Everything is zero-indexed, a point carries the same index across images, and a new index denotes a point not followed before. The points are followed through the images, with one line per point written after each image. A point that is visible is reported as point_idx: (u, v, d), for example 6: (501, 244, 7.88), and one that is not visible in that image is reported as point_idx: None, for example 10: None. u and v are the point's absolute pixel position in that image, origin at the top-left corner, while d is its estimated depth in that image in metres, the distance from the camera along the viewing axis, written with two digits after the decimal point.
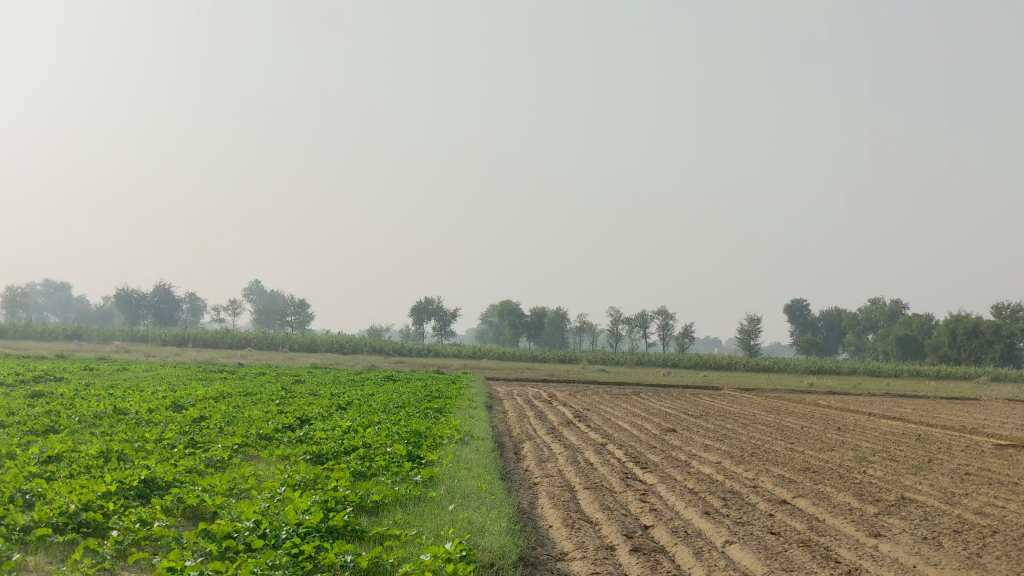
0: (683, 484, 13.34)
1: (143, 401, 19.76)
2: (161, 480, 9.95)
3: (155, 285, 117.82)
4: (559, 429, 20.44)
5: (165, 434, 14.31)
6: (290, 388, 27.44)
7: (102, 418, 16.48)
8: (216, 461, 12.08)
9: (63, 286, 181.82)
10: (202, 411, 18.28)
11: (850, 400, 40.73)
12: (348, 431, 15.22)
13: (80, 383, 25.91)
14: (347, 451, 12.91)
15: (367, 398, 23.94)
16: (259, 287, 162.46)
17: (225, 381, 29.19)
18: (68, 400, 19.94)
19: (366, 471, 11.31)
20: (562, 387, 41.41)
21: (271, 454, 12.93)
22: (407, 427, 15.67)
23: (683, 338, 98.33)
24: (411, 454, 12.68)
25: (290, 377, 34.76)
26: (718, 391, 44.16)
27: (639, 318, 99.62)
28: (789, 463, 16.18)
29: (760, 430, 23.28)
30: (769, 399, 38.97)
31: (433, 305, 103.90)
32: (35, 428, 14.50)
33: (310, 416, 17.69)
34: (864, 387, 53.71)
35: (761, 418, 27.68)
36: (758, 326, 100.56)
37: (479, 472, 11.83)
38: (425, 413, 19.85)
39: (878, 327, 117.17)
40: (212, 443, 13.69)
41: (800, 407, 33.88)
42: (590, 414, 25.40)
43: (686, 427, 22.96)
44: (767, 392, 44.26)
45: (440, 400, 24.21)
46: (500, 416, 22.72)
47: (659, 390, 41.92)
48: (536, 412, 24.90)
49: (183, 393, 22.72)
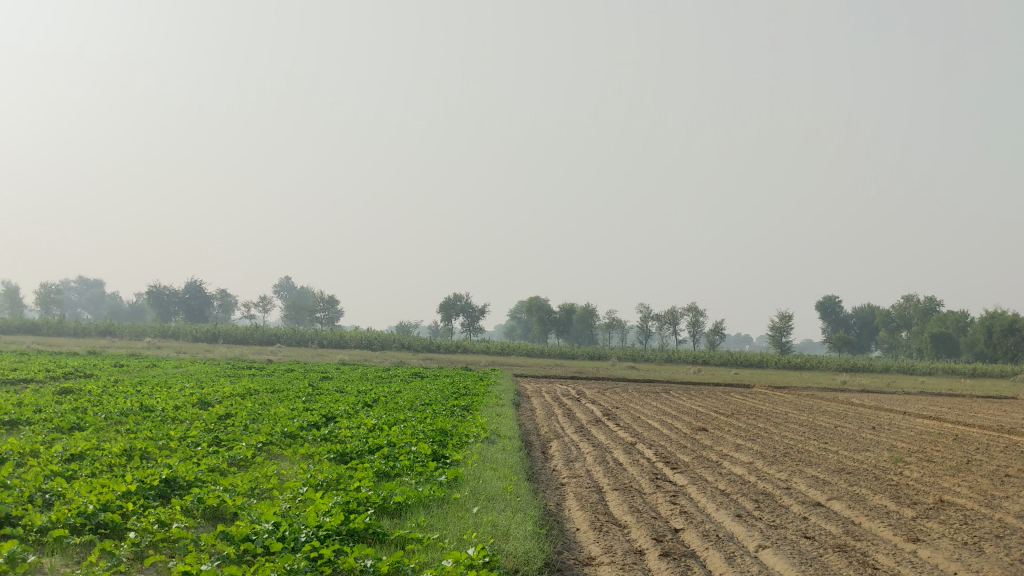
0: (714, 485, 13.04)
1: (170, 398, 19.73)
2: (182, 479, 9.81)
3: (187, 282, 118.76)
4: (587, 428, 20.19)
5: (189, 431, 14.22)
6: (316, 384, 27.36)
7: (129, 415, 16.44)
8: (239, 459, 11.96)
9: (97, 283, 184.05)
10: (228, 408, 18.21)
11: (885, 398, 40.07)
12: (373, 430, 15.06)
13: (110, 379, 26.00)
14: (371, 450, 12.76)
15: (394, 395, 23.78)
16: (290, 283, 163.46)
17: (254, 377, 29.19)
18: (96, 396, 19.96)
19: (390, 471, 11.14)
20: (591, 384, 41.11)
21: (295, 453, 12.81)
22: (433, 426, 15.49)
23: (714, 335, 97.61)
24: (436, 453, 12.48)
25: (319, 372, 34.75)
26: (749, 389, 43.58)
27: (669, 314, 99.03)
28: (823, 464, 15.82)
29: (793, 429, 22.88)
30: (802, 397, 38.42)
31: (461, 301, 103.88)
32: (61, 425, 14.49)
33: (336, 414, 17.55)
34: (899, 385, 52.89)
35: (794, 416, 27.23)
36: (790, 323, 99.58)
37: (505, 472, 11.61)
38: (452, 411, 19.65)
39: (912, 324, 115.60)
40: (236, 441, 13.58)
41: (834, 405, 33.34)
42: (620, 412, 25.11)
43: (718, 425, 22.60)
44: (799, 390, 43.68)
45: (467, 397, 23.99)
46: (528, 414, 22.49)
47: (690, 388, 41.52)
48: (564, 410, 24.65)
49: (210, 389, 22.70)
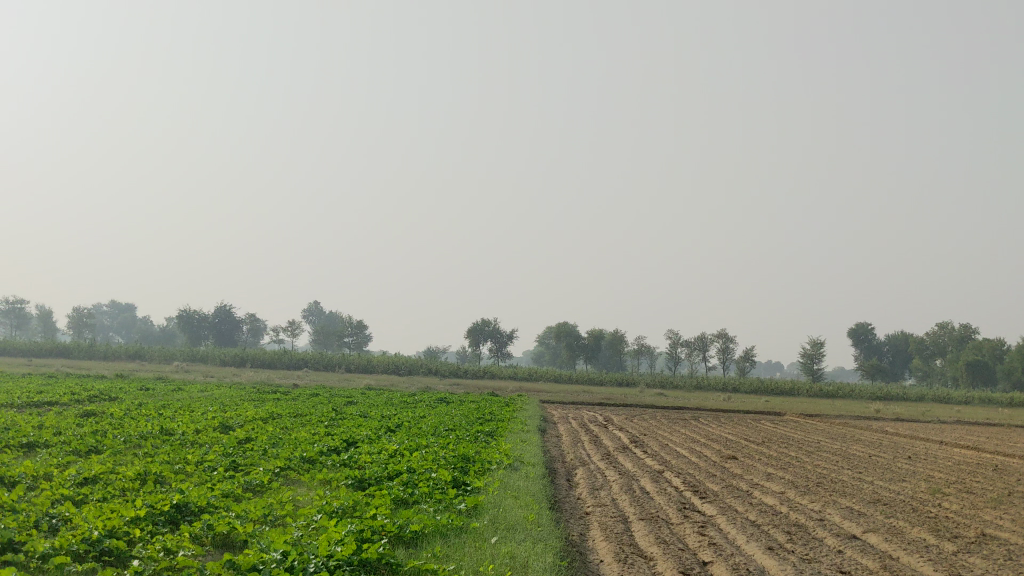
0: (745, 515, 12.58)
1: (192, 422, 19.53)
2: (194, 505, 9.54)
3: (217, 306, 119.45)
4: (614, 455, 19.78)
5: (207, 455, 14.00)
6: (341, 408, 27.12)
7: (148, 439, 16.24)
8: (255, 485, 11.68)
9: (129, 305, 186.13)
10: (249, 432, 17.99)
11: (921, 427, 39.15)
12: (394, 456, 14.75)
13: (135, 402, 25.82)
14: (391, 476, 12.46)
15: (418, 420, 23.50)
16: (318, 308, 164.23)
17: (278, 401, 29.05)
18: (118, 420, 19.76)
19: (408, 498, 10.82)
20: (620, 411, 40.49)
21: (312, 479, 12.51)
22: (455, 452, 15.19)
23: (744, 362, 96.51)
24: (456, 480, 12.15)
25: (344, 397, 34.53)
26: (780, 417, 42.83)
27: (698, 341, 98.09)
28: (858, 495, 15.30)
29: (825, 457, 22.30)
30: (835, 425, 37.68)
31: (489, 327, 103.53)
32: (78, 449, 14.30)
33: (357, 439, 17.25)
34: (934, 414, 51.89)
35: (827, 445, 26.57)
36: (821, 350, 98.25)
37: (526, 500, 11.22)
38: (476, 436, 19.33)
39: (946, 352, 113.77)
40: (254, 466, 13.32)
41: (868, 434, 32.59)
42: (648, 439, 24.65)
43: (748, 454, 22.06)
44: (833, 419, 42.81)
45: (492, 423, 23.62)
46: (554, 441, 22.09)
47: (720, 415, 40.74)
48: (590, 437, 24.23)
49: (234, 413, 22.51)
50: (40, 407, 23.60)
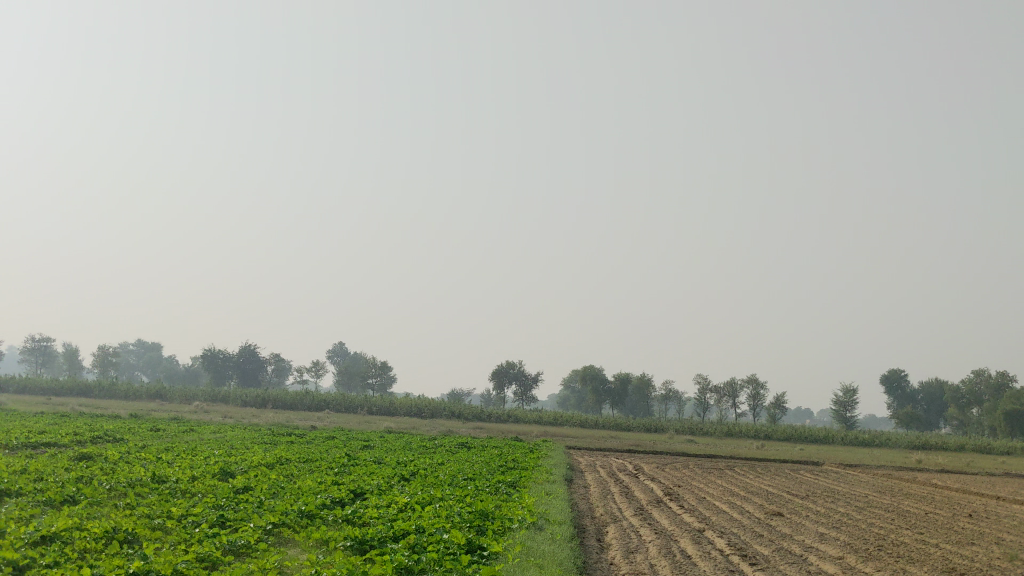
0: None
1: (189, 468, 17.97)
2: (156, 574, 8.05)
3: (242, 345, 118.61)
4: (647, 509, 18.10)
5: (196, 508, 12.52)
6: (355, 454, 25.46)
7: (135, 487, 14.76)
8: (239, 546, 10.10)
9: (155, 345, 186.01)
10: (248, 480, 16.46)
11: (969, 480, 36.84)
12: (405, 510, 13.16)
13: (139, 445, 24.41)
14: (396, 537, 10.84)
15: (434, 467, 21.96)
16: (343, 348, 163.16)
17: (289, 445, 27.60)
18: (111, 464, 18.28)
19: (413, 566, 9.24)
20: (648, 458, 38.70)
21: (308, 538, 10.99)
22: (472, 506, 13.61)
23: (774, 410, 93.89)
24: (472, 542, 10.53)
25: (360, 440, 33.02)
26: (818, 466, 41.00)
27: (727, 386, 95.48)
28: (927, 562, 13.51)
29: (879, 515, 20.36)
30: (879, 477, 35.42)
31: (514, 369, 101.74)
32: (50, 498, 12.80)
33: (366, 490, 15.70)
34: (978, 465, 49.12)
35: (876, 499, 24.53)
36: (853, 398, 95.44)
37: (553, 572, 9.56)
38: (497, 488, 17.74)
39: (983, 401, 109.48)
40: (242, 521, 11.76)
41: (915, 487, 30.47)
42: (683, 492, 22.78)
43: (795, 510, 20.19)
44: (875, 469, 40.48)
45: (514, 472, 21.89)
46: (581, 492, 20.27)
47: (755, 464, 38.78)
48: (621, 488, 22.52)
49: (238, 458, 20.98)
50: (36, 448, 22.11)
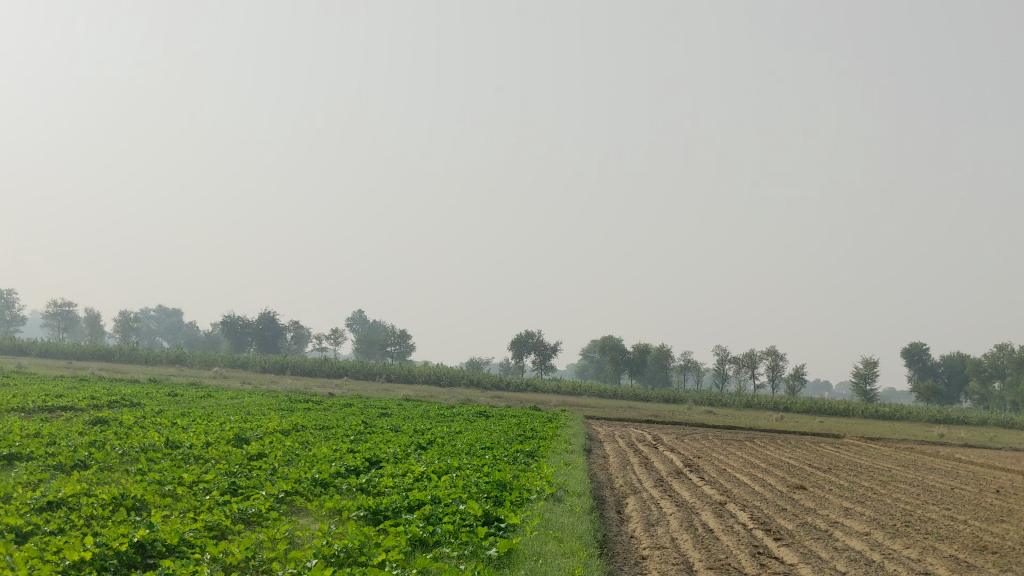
0: (832, 565, 10.54)
1: (203, 434, 17.74)
2: (161, 543, 7.78)
3: (262, 312, 118.96)
4: (667, 481, 17.78)
5: (208, 475, 12.26)
6: (371, 421, 25.20)
7: (149, 452, 14.54)
8: (249, 515, 9.84)
9: (177, 311, 186.81)
10: (263, 447, 16.22)
11: (994, 455, 36.31)
12: (421, 480, 12.89)
13: (156, 410, 24.20)
14: (411, 507, 10.54)
15: (452, 436, 21.70)
16: (363, 316, 163.28)
17: (306, 412, 27.36)
18: (125, 429, 18.09)
19: (428, 538, 8.94)
20: (668, 429, 38.34)
21: (320, 507, 10.73)
22: (490, 476, 13.31)
23: (794, 381, 93.27)
24: (490, 514, 10.20)
25: (378, 408, 32.79)
26: (839, 439, 40.52)
27: (746, 357, 94.92)
28: (957, 539, 13.11)
29: (904, 489, 19.94)
30: (902, 451, 34.92)
31: (533, 338, 101.52)
32: (61, 463, 12.58)
33: (382, 459, 15.42)
34: (1002, 440, 48.48)
35: (901, 474, 24.08)
36: (874, 370, 94.67)
37: (571, 545, 9.23)
38: (515, 457, 17.45)
39: (1005, 375, 108.40)
40: (254, 489, 11.51)
41: (940, 462, 29.94)
42: (704, 463, 22.39)
43: (818, 483, 19.77)
44: (897, 443, 39.98)
45: (532, 442, 21.58)
46: (600, 463, 19.94)
47: (776, 437, 38.34)
48: (641, 459, 22.18)
49: (254, 424, 20.76)
50: (51, 412, 21.93)
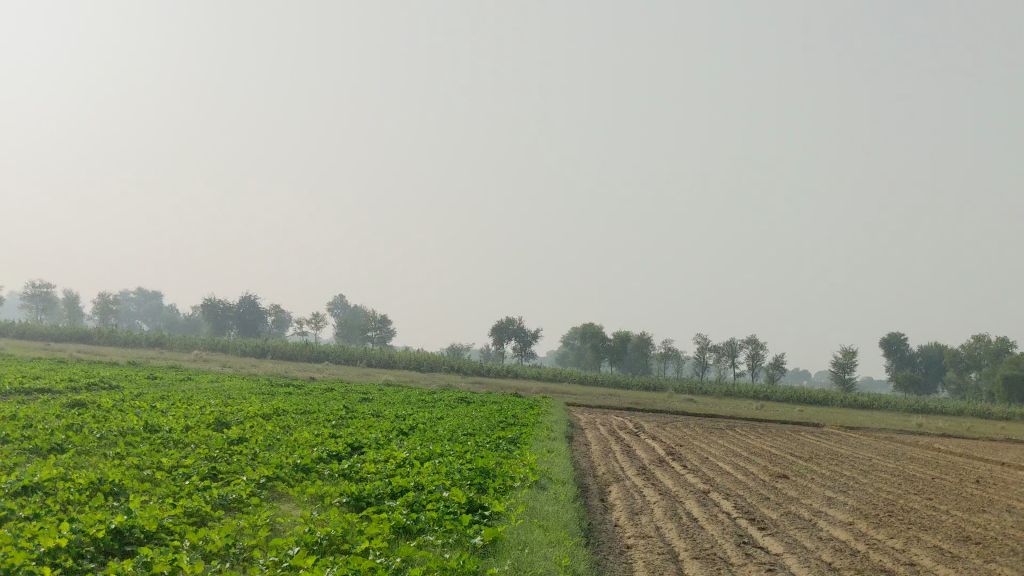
0: (818, 556, 10.50)
1: (183, 418, 17.53)
2: (140, 530, 7.62)
3: (243, 296, 118.33)
4: (650, 469, 17.73)
5: (188, 459, 12.07)
6: (353, 406, 25.01)
7: (127, 436, 14.33)
8: (230, 501, 9.69)
9: (156, 293, 185.55)
10: (243, 431, 16.02)
11: (971, 445, 36.57)
12: (404, 466, 12.77)
13: (135, 393, 23.92)
14: (394, 494, 10.40)
15: (434, 421, 21.61)
16: (344, 301, 162.62)
17: (287, 396, 27.17)
18: (103, 412, 17.83)
19: (412, 525, 8.82)
20: (649, 417, 38.39)
21: (302, 493, 10.57)
22: (473, 463, 13.21)
23: (773, 370, 93.74)
24: (473, 501, 10.09)
25: (359, 393, 32.63)
26: (818, 428, 40.70)
27: (726, 346, 95.22)
28: (940, 529, 13.12)
29: (885, 479, 19.98)
30: (881, 440, 35.12)
31: (514, 325, 101.52)
32: (37, 447, 12.35)
33: (364, 444, 15.27)
34: (977, 430, 48.89)
35: (882, 463, 24.15)
36: (853, 360, 95.25)
37: (557, 534, 9.13)
38: (498, 444, 17.36)
39: (982, 365, 109.22)
40: (235, 474, 11.34)
41: (919, 451, 30.07)
42: (686, 451, 22.36)
43: (800, 472, 19.77)
44: (876, 432, 40.21)
45: (514, 428, 21.51)
46: (583, 450, 19.89)
47: (756, 425, 38.42)
48: (624, 447, 22.14)
49: (234, 408, 20.57)
50: (27, 394, 21.62)
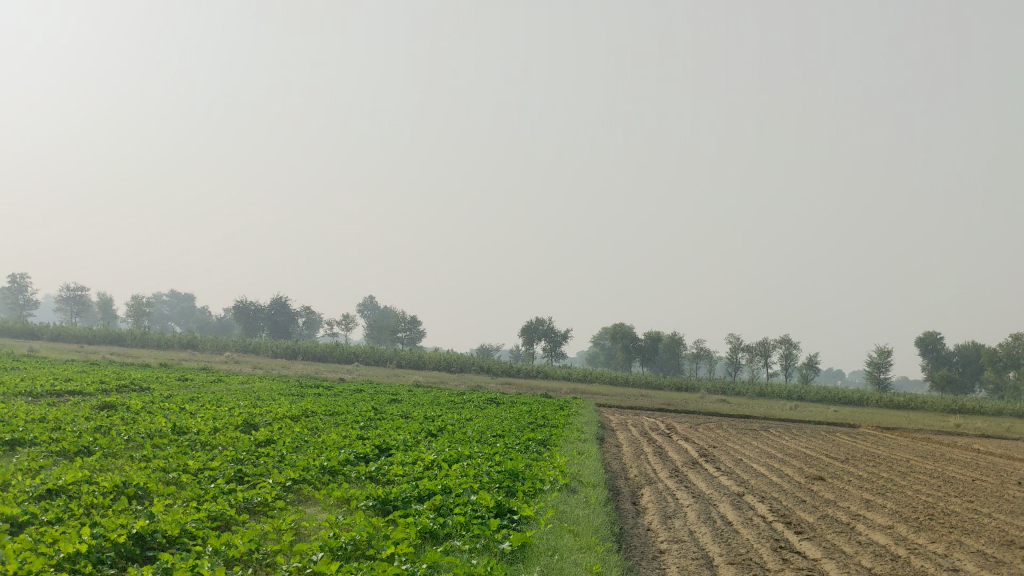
0: (857, 561, 10.18)
1: (211, 420, 17.46)
2: (161, 535, 7.48)
3: (274, 297, 118.96)
4: (683, 471, 17.42)
5: (215, 461, 11.95)
6: (381, 408, 24.87)
7: (154, 438, 14.24)
8: (255, 504, 9.55)
9: (188, 296, 187.16)
10: (270, 433, 15.91)
11: (1012, 446, 35.81)
12: (432, 468, 12.59)
13: (164, 395, 23.90)
14: (421, 497, 10.22)
15: (463, 423, 21.42)
16: (374, 302, 163.07)
17: (317, 397, 27.07)
18: (131, 414, 17.79)
19: (439, 530, 8.62)
20: (681, 418, 37.98)
21: (328, 496, 10.40)
22: (503, 465, 13.00)
23: (807, 370, 92.73)
24: (502, 505, 9.87)
25: (388, 394, 32.49)
26: (854, 428, 40.04)
27: (760, 345, 94.26)
28: (983, 533, 12.72)
29: (924, 481, 19.50)
30: (919, 441, 34.48)
31: (544, 325, 101.20)
32: (64, 449, 12.29)
33: (392, 446, 15.08)
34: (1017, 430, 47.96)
35: (921, 465, 23.61)
36: (888, 359, 93.99)
37: (588, 540, 8.88)
38: (527, 446, 17.13)
39: (1020, 365, 107.34)
40: (261, 477, 11.20)
41: (958, 452, 29.44)
42: (719, 453, 22.00)
43: (837, 474, 19.34)
44: (913, 433, 39.52)
45: (544, 430, 21.26)
46: (614, 452, 19.59)
47: (789, 426, 37.88)
48: (656, 449, 21.81)
49: (262, 410, 20.49)
50: (58, 397, 21.66)
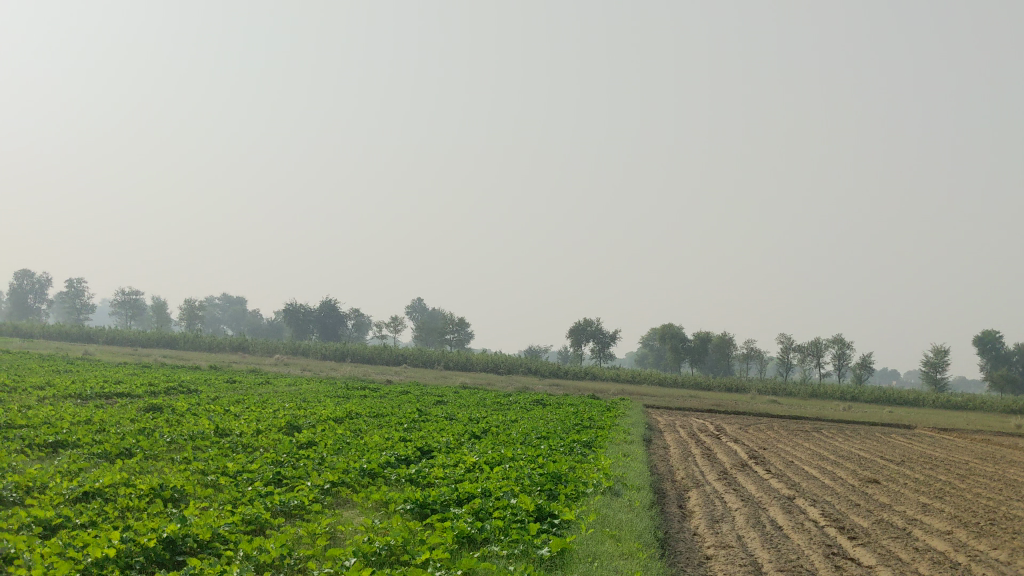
0: (915, 568, 9.72)
1: (254, 422, 17.45)
2: (193, 539, 7.34)
3: (324, 300, 119.91)
4: (732, 474, 16.99)
5: (253, 464, 11.85)
6: (426, 409, 24.72)
7: (196, 440, 14.20)
8: (292, 507, 9.42)
9: (240, 299, 189.71)
10: (312, 435, 15.82)
11: None
12: (473, 471, 12.40)
13: (211, 397, 23.99)
14: (460, 500, 10.01)
15: (507, 424, 21.19)
16: (422, 304, 163.66)
17: (362, 399, 27.01)
18: (175, 416, 17.84)
19: (477, 534, 8.37)
20: (731, 419, 37.39)
21: (366, 500, 10.24)
22: (544, 467, 12.75)
23: (861, 370, 90.98)
24: (542, 509, 9.61)
25: (434, 395, 32.39)
26: (910, 429, 39.11)
27: (812, 345, 92.65)
28: None
29: (984, 484, 18.80)
30: (978, 442, 33.51)
31: (592, 326, 100.62)
32: (106, 451, 12.29)
33: (434, 449, 14.87)
34: None
35: (980, 467, 22.81)
36: (945, 359, 91.84)
37: (630, 545, 8.56)
38: (572, 448, 16.86)
39: None
40: (299, 480, 11.07)
41: (1019, 454, 28.47)
42: (769, 455, 21.47)
43: (892, 477, 18.72)
44: (972, 434, 38.45)
45: (589, 431, 20.96)
46: (660, 454, 19.21)
47: (843, 427, 37.08)
48: (704, 450, 21.37)
49: (306, 411, 20.47)
50: (106, 399, 21.83)
